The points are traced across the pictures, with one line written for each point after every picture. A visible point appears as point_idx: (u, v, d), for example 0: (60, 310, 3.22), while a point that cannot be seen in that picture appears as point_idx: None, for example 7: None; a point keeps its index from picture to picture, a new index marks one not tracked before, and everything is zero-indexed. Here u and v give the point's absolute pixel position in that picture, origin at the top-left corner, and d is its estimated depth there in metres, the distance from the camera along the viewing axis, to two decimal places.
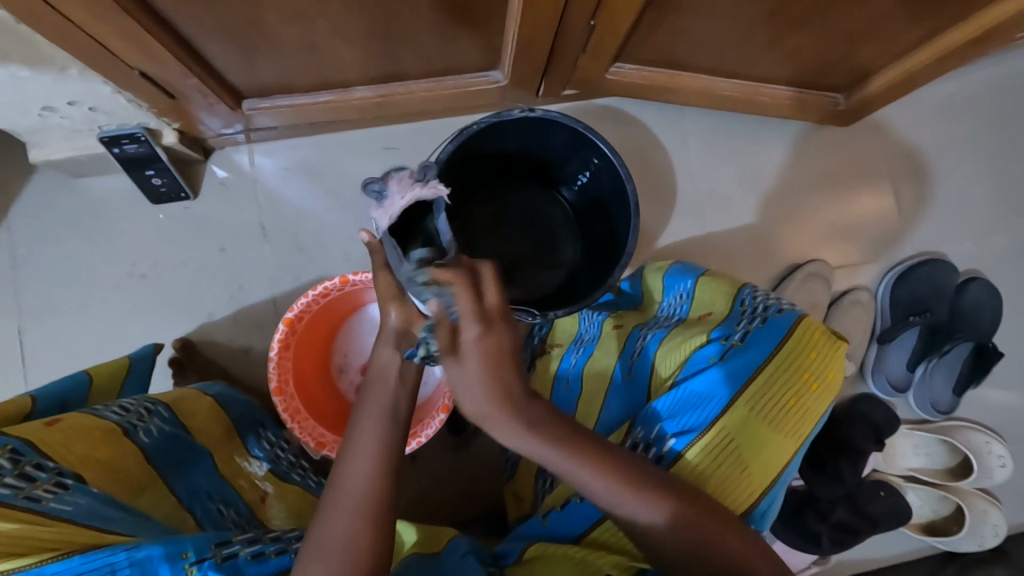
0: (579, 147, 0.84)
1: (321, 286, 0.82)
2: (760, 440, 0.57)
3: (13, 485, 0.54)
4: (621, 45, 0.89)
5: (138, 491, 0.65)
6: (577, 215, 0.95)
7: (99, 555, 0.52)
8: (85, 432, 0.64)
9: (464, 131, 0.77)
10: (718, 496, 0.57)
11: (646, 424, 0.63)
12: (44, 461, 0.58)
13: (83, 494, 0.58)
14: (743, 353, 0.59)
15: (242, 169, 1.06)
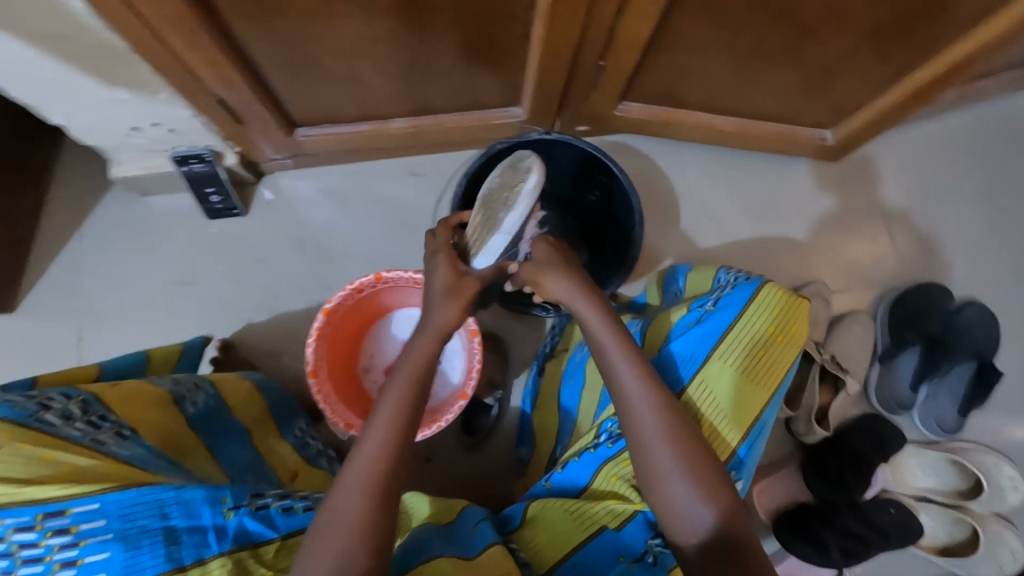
0: (589, 169, 0.97)
1: (358, 282, 0.90)
2: (737, 388, 0.66)
3: (82, 429, 0.60)
4: (627, 82, 1.02)
5: (184, 454, 0.71)
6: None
7: (154, 489, 0.58)
8: (143, 395, 0.71)
9: (491, 149, 0.96)
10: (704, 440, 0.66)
11: None
12: (106, 415, 0.65)
13: (137, 445, 0.64)
14: (717, 315, 0.70)
15: (287, 190, 1.19)
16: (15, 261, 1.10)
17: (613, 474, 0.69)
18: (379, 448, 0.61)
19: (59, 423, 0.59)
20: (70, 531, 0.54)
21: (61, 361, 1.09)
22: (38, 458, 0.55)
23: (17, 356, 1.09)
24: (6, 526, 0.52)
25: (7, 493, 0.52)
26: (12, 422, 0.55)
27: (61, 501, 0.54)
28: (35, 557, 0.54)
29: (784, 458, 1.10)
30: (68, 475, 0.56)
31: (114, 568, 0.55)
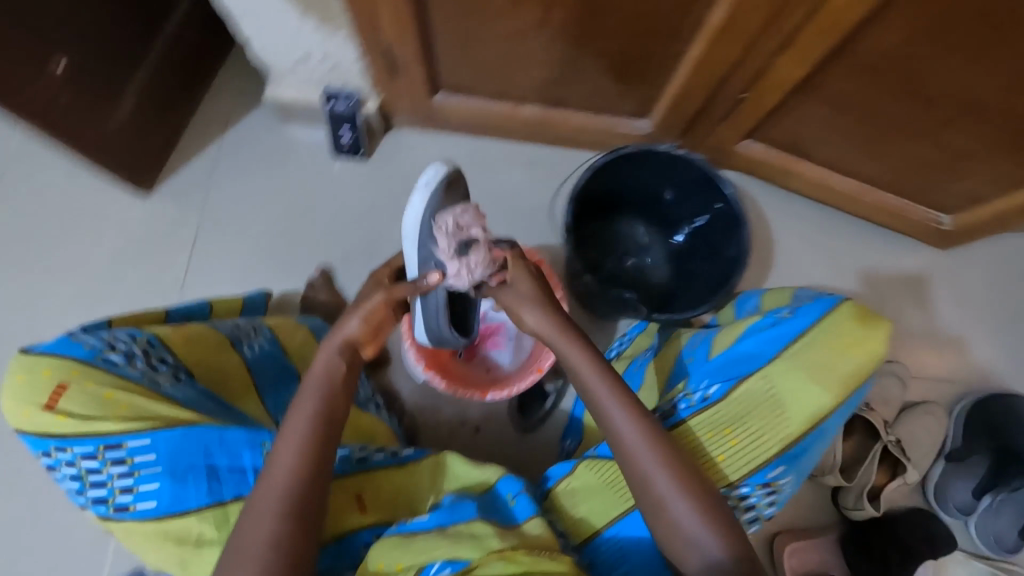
0: (705, 191, 0.98)
1: None
2: (800, 390, 0.70)
3: (141, 369, 0.71)
4: (758, 121, 1.05)
5: (236, 397, 0.80)
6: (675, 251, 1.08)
7: (194, 430, 0.67)
8: (203, 340, 0.80)
9: (616, 151, 0.93)
10: (756, 430, 0.71)
11: (697, 380, 0.78)
12: (165, 358, 0.75)
13: (190, 386, 0.74)
14: (792, 321, 0.74)
15: (409, 146, 1.26)
16: (163, 150, 1.21)
17: None
18: (290, 464, 0.63)
19: (124, 363, 0.71)
20: (125, 462, 0.66)
21: (174, 251, 1.18)
22: (99, 397, 0.67)
23: (140, 234, 1.19)
24: (79, 453, 0.66)
25: (80, 426, 0.66)
26: (82, 364, 0.68)
27: (117, 436, 0.66)
28: (101, 481, 0.66)
29: (824, 529, 1.08)
30: (125, 410, 0.67)
31: (162, 498, 0.66)
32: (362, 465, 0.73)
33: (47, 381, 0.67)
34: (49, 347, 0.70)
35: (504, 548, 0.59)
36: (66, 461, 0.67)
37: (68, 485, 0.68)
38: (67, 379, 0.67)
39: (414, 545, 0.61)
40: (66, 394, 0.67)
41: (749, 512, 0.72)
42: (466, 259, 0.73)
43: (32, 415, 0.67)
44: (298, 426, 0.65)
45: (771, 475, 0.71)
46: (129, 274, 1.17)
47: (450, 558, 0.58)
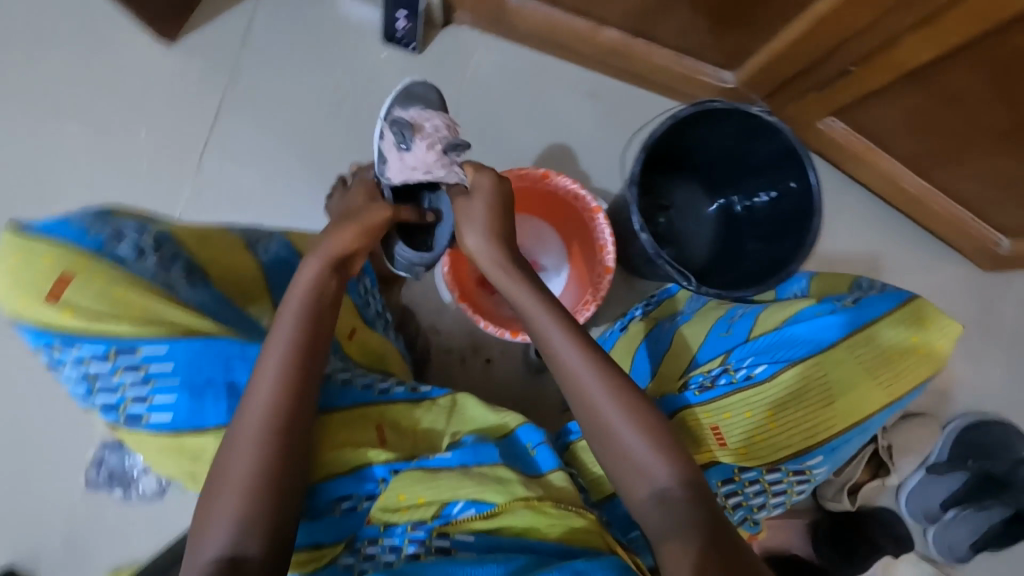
0: (781, 167, 0.91)
1: (527, 171, 0.92)
2: (856, 382, 0.70)
3: (154, 267, 0.64)
4: (852, 100, 0.97)
5: (249, 301, 0.73)
6: (723, 222, 1.03)
7: (218, 343, 0.61)
8: (214, 239, 0.73)
9: (704, 104, 0.84)
10: (804, 416, 0.70)
11: (741, 357, 0.75)
12: (177, 255, 0.68)
13: (205, 290, 0.68)
14: (856, 311, 0.72)
15: (467, 48, 1.13)
16: None
17: (692, 418, 0.72)
18: (272, 395, 0.58)
19: (133, 259, 0.63)
20: (140, 370, 0.59)
21: (196, 116, 1.08)
22: (110, 295, 0.59)
23: (159, 87, 1.08)
24: (85, 355, 0.58)
25: (86, 326, 0.57)
26: (86, 255, 0.60)
27: (134, 341, 0.58)
28: (111, 387, 0.59)
29: (795, 513, 1.13)
30: (140, 315, 0.59)
31: (180, 413, 0.60)
32: (381, 396, 0.70)
33: (45, 269, 0.57)
34: (41, 227, 0.60)
35: (531, 497, 0.59)
36: (69, 361, 0.58)
37: (72, 386, 0.60)
38: (69, 269, 0.58)
39: (435, 479, 0.61)
40: (70, 287, 0.58)
41: (778, 496, 0.72)
42: (408, 153, 0.72)
43: (27, 305, 0.57)
44: (275, 353, 0.60)
45: (806, 461, 0.71)
46: (144, 130, 1.07)
47: (473, 499, 0.59)
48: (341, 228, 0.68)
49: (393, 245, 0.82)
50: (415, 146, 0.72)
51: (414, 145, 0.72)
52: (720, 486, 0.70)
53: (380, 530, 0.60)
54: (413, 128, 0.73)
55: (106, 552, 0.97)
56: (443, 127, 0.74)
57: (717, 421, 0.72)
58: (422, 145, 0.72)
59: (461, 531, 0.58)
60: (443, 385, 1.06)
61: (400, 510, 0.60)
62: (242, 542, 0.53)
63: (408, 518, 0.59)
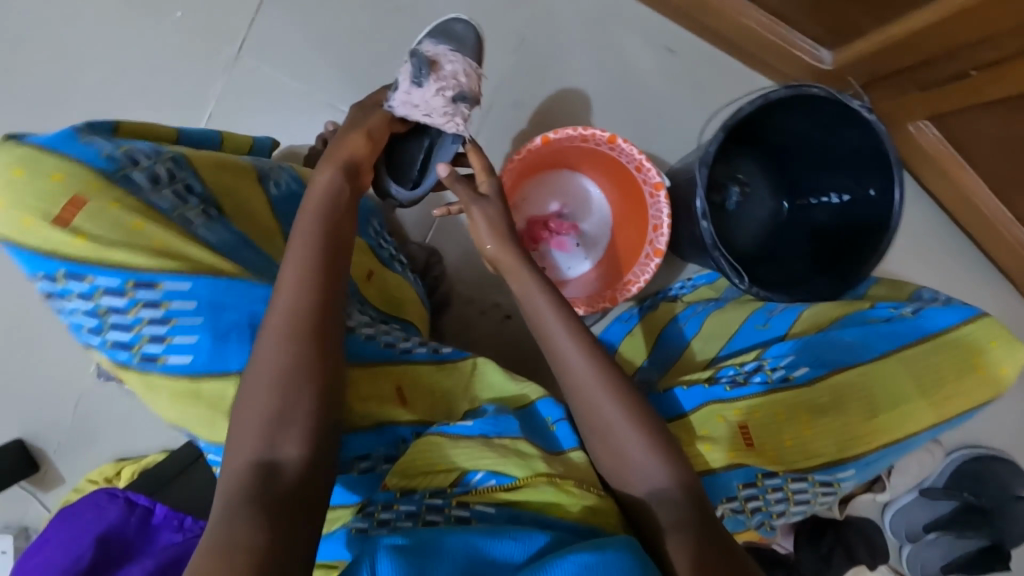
0: (864, 170, 0.83)
1: (592, 132, 0.82)
2: (908, 397, 0.59)
3: (169, 200, 0.58)
4: (958, 108, 0.87)
5: (266, 238, 0.67)
6: (782, 216, 0.96)
7: (235, 285, 0.57)
8: (229, 168, 0.66)
9: (801, 89, 0.75)
10: (844, 428, 0.57)
11: (778, 354, 0.63)
12: (193, 186, 0.61)
13: (223, 226, 0.62)
14: (914, 322, 0.64)
15: None
16: None
17: (718, 414, 0.59)
18: (292, 322, 0.53)
19: (150, 188, 0.57)
20: (161, 306, 0.55)
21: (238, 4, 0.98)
22: (126, 226, 0.54)
23: None
24: (104, 284, 0.54)
25: (100, 256, 0.53)
26: (101, 177, 0.54)
27: (155, 274, 0.54)
28: (127, 323, 0.55)
29: None
30: (160, 248, 0.55)
31: (199, 354, 0.55)
32: (404, 355, 0.66)
33: (57, 189, 0.53)
34: (49, 142, 0.55)
35: (553, 475, 0.57)
36: (82, 291, 0.54)
37: (79, 320, 0.56)
38: (83, 191, 0.53)
39: (457, 449, 0.58)
40: (82, 211, 0.53)
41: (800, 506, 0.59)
42: (417, 89, 0.70)
43: (36, 227, 0.53)
44: (294, 272, 0.55)
45: (837, 473, 0.58)
46: (179, 13, 0.98)
47: (494, 470, 0.57)
48: (352, 134, 0.65)
49: (384, 183, 0.74)
50: (427, 85, 0.70)
51: (427, 83, 0.70)
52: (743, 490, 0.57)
53: (396, 496, 0.56)
54: (431, 67, 0.71)
55: (112, 441, 0.99)
56: (462, 81, 0.72)
57: (745, 419, 0.59)
58: (434, 86, 0.70)
59: (483, 501, 0.56)
60: (459, 334, 1.03)
61: (418, 478, 0.57)
62: (278, 443, 0.50)
63: (426, 485, 0.57)
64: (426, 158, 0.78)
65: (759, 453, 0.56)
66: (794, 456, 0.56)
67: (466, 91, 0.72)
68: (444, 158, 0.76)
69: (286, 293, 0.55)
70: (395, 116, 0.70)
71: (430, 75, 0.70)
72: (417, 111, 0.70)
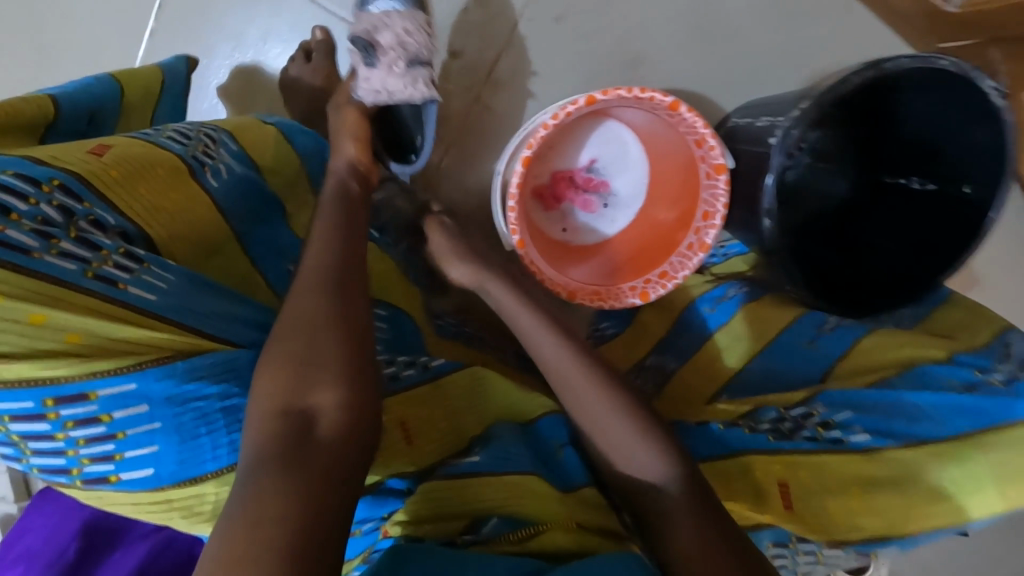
0: (967, 160, 0.69)
1: (651, 94, 0.63)
2: (976, 488, 0.49)
3: (73, 256, 0.38)
4: None
5: (216, 252, 0.49)
6: (843, 196, 0.83)
7: (200, 371, 0.40)
8: (145, 164, 0.45)
9: (928, 59, 0.58)
10: (896, 511, 0.50)
11: (830, 405, 0.57)
12: (104, 218, 0.40)
13: (162, 266, 0.42)
14: (1013, 399, 0.52)
15: None
16: None
17: (773, 462, 0.53)
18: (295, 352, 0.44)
19: (38, 247, 0.36)
20: (98, 422, 0.38)
21: None
22: (22, 323, 0.35)
23: None
24: (6, 411, 0.36)
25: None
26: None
27: (78, 383, 0.36)
28: (53, 449, 0.38)
29: None
30: (79, 343, 0.37)
31: (165, 468, 0.40)
32: (393, 384, 0.58)
33: None
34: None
35: (562, 520, 0.52)
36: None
37: None
38: None
39: (470, 492, 0.52)
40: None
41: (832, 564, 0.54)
42: (371, 73, 0.66)
43: None
44: (314, 253, 0.50)
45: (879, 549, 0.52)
46: None
47: (502, 514, 0.52)
48: (343, 142, 0.64)
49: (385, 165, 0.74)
50: (376, 62, 0.66)
51: (376, 60, 0.66)
52: (770, 550, 0.52)
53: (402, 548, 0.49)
54: (375, 38, 0.66)
55: None
56: (408, 42, 0.66)
57: (789, 478, 0.53)
58: (384, 61, 0.66)
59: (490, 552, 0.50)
60: None
61: (425, 525, 0.51)
62: (305, 390, 0.42)
63: (434, 535, 0.51)
64: (415, 118, 0.72)
65: (799, 519, 0.51)
66: (838, 524, 0.51)
67: (415, 52, 0.66)
68: (430, 123, 0.70)
69: (296, 312, 0.46)
70: (368, 107, 0.69)
71: (376, 48, 0.66)
72: (379, 95, 0.67)
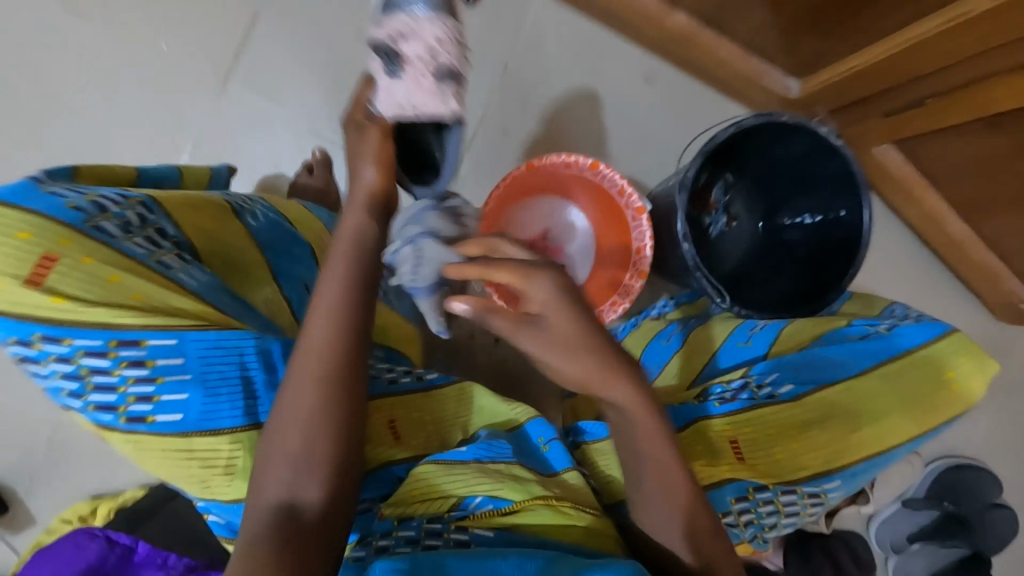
0: (837, 192, 0.87)
1: (576, 157, 0.86)
2: (880, 414, 0.68)
3: (145, 246, 0.53)
4: (922, 132, 0.91)
5: (241, 275, 0.63)
6: (759, 236, 1.00)
7: (232, 338, 0.53)
8: (200, 200, 0.62)
9: (772, 117, 0.80)
10: (830, 443, 0.66)
11: (763, 372, 0.72)
12: (166, 229, 0.57)
13: (201, 269, 0.57)
14: (885, 340, 0.73)
15: (522, 9, 1.05)
16: None
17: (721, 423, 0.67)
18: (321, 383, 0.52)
19: (122, 236, 0.52)
20: (146, 365, 0.50)
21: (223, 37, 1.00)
22: (103, 281, 0.49)
23: None
24: (80, 347, 0.49)
25: (77, 315, 0.48)
26: (70, 230, 0.49)
27: (138, 332, 0.50)
28: (109, 384, 0.50)
29: None
30: (139, 301, 0.50)
31: (192, 415, 0.51)
32: (392, 386, 0.65)
33: (24, 247, 0.48)
34: (8, 195, 0.50)
35: (547, 496, 0.57)
36: (59, 354, 0.49)
37: (57, 384, 0.50)
38: (52, 248, 0.48)
39: (452, 474, 0.57)
40: (56, 268, 0.48)
41: (791, 517, 0.66)
42: (395, 85, 0.62)
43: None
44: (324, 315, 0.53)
45: (827, 486, 0.66)
46: (163, 44, 0.99)
47: (492, 495, 0.57)
48: (364, 168, 0.62)
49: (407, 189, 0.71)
50: (402, 73, 0.62)
51: (402, 72, 0.62)
52: (735, 504, 0.63)
53: (393, 525, 0.55)
54: (401, 50, 0.63)
55: (87, 481, 0.97)
56: (437, 54, 0.62)
57: (738, 434, 0.67)
58: (413, 73, 0.62)
59: (481, 526, 0.56)
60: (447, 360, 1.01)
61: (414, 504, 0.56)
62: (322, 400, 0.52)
63: (422, 512, 0.56)
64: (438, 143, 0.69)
65: (751, 466, 0.65)
66: (789, 463, 0.66)
67: (444, 67, 0.63)
68: (454, 148, 0.68)
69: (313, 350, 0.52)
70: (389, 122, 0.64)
71: (405, 61, 0.62)
72: (404, 109, 0.63)
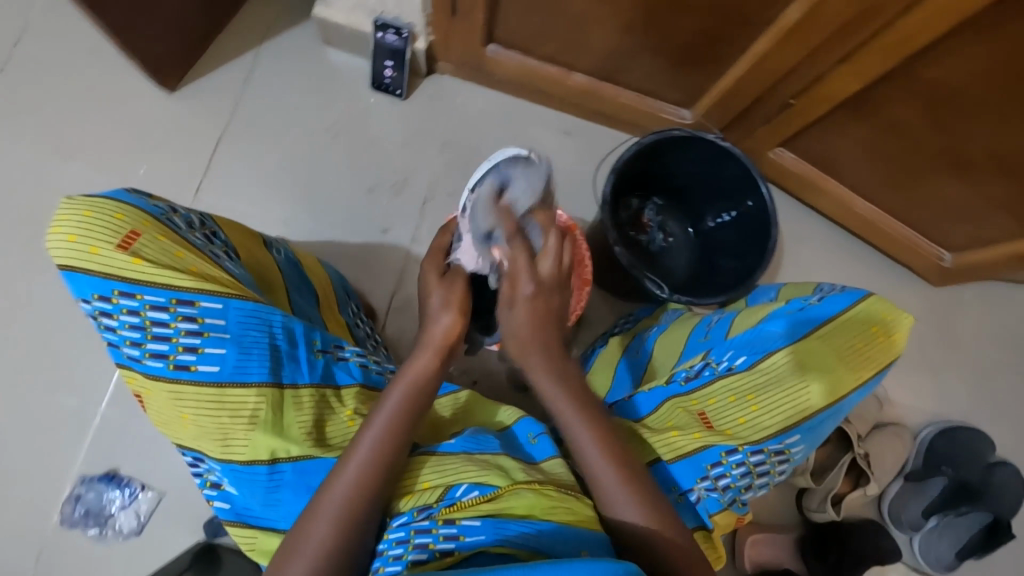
0: (740, 188, 0.99)
1: None
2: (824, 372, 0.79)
3: (201, 238, 0.71)
4: (802, 129, 1.06)
5: (270, 289, 0.80)
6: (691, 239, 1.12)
7: (264, 308, 0.68)
8: (240, 227, 0.81)
9: (665, 133, 0.93)
10: (783, 403, 0.78)
11: (720, 352, 0.86)
12: (217, 236, 0.75)
13: (238, 265, 0.75)
14: (819, 309, 0.83)
15: (449, 94, 1.23)
16: (197, 49, 1.18)
17: (677, 407, 0.84)
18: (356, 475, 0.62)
19: (186, 228, 0.70)
20: (197, 320, 0.65)
21: (197, 159, 1.17)
22: (172, 253, 0.66)
23: (158, 128, 1.17)
24: (149, 301, 0.64)
25: (151, 275, 0.64)
26: (152, 217, 0.67)
27: (192, 293, 0.65)
28: (166, 334, 0.65)
29: (785, 527, 1.17)
30: (196, 271, 0.66)
31: (228, 366, 0.66)
32: None
33: (117, 224, 0.64)
34: (111, 195, 0.67)
35: (529, 479, 0.66)
36: (131, 307, 0.64)
37: (124, 333, 0.65)
38: (137, 226, 0.65)
39: (443, 465, 0.69)
40: (140, 240, 0.64)
41: (762, 476, 0.78)
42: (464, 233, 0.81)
43: (98, 253, 0.63)
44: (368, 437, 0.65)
45: (788, 442, 0.78)
46: (142, 170, 1.15)
47: (478, 484, 0.65)
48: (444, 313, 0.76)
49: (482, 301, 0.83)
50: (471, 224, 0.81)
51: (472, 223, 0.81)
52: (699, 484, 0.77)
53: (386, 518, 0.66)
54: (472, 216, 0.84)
55: None
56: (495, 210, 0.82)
57: (703, 406, 0.82)
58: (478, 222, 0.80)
59: (467, 514, 0.62)
60: None
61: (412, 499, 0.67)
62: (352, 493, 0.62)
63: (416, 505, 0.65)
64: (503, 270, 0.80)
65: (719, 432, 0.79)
66: (750, 426, 0.79)
67: None
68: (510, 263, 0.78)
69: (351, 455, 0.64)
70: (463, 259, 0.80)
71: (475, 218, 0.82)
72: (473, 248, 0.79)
